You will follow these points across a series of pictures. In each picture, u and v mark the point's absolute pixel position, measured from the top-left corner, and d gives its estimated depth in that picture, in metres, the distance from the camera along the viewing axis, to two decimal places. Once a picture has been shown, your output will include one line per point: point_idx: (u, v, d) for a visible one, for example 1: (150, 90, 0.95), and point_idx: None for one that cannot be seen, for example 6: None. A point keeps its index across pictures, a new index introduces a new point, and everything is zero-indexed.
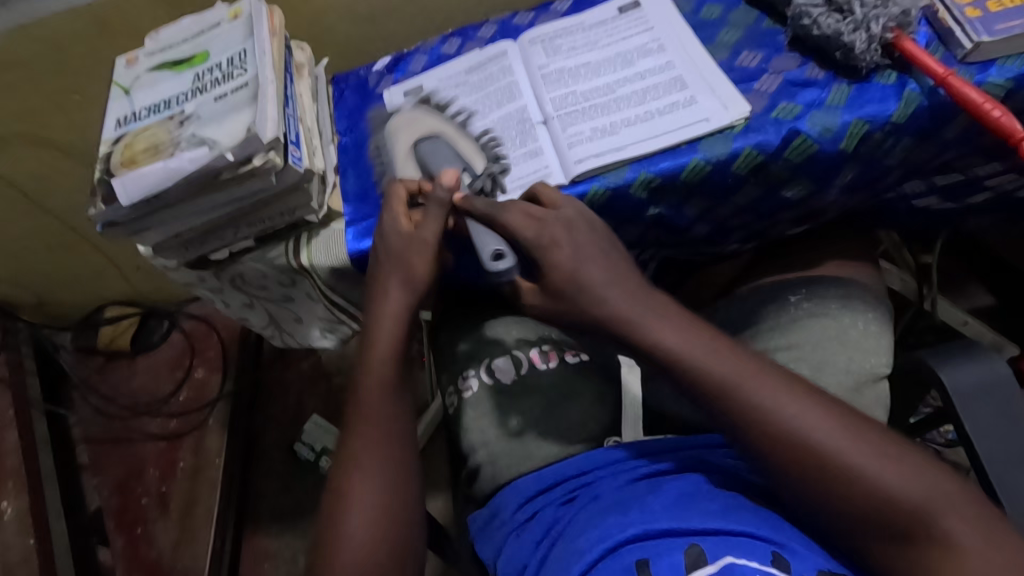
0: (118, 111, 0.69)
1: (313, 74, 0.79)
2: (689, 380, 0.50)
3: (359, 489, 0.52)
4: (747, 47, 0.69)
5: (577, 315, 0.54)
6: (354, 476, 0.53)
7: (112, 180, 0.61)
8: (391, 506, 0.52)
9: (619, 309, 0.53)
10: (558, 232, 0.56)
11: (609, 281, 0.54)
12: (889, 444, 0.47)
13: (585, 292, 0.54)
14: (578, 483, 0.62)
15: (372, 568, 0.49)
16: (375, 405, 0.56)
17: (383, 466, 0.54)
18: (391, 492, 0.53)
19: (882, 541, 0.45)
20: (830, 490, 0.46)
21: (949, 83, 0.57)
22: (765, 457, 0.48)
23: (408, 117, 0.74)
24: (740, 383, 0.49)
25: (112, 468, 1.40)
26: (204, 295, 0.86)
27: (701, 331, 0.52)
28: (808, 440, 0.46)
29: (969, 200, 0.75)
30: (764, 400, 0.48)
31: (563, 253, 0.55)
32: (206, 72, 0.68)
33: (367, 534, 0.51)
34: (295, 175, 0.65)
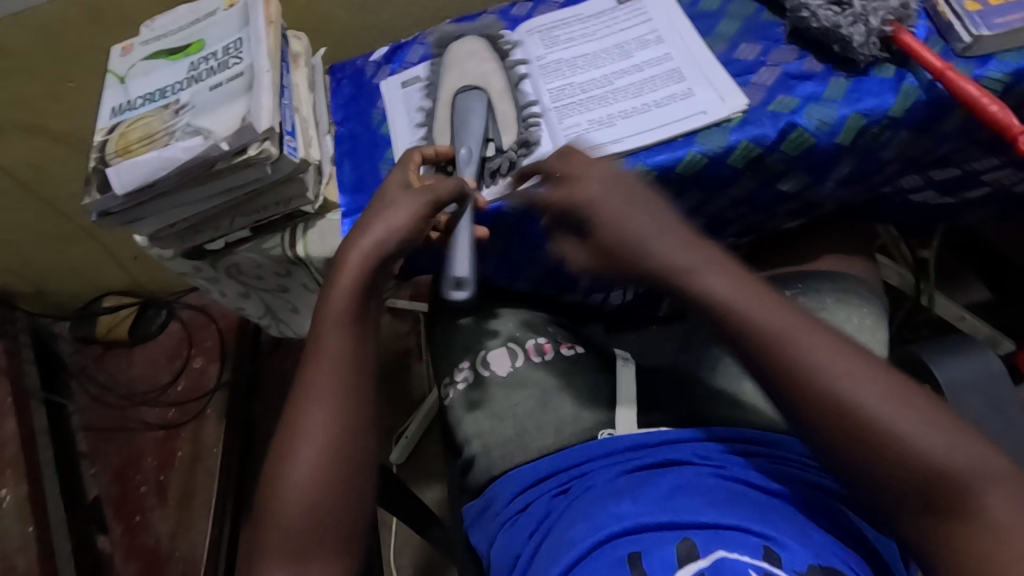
0: (113, 100, 0.69)
1: (310, 64, 0.79)
2: (734, 327, 0.48)
3: (313, 424, 0.52)
4: (745, 39, 0.68)
5: (622, 268, 0.55)
6: (311, 410, 0.52)
7: (106, 170, 0.61)
8: (341, 464, 0.51)
9: (669, 261, 0.52)
10: (596, 191, 0.55)
11: (660, 232, 0.53)
12: (938, 411, 0.44)
13: (635, 247, 0.53)
14: (572, 475, 0.62)
15: (308, 509, 0.49)
16: (340, 346, 0.54)
17: (340, 423, 0.52)
18: (342, 448, 0.51)
19: (919, 510, 0.43)
20: (864, 453, 0.44)
21: (947, 78, 0.57)
22: (798, 415, 0.46)
23: (467, 68, 0.73)
24: (787, 334, 0.47)
25: (111, 456, 1.41)
26: (201, 285, 0.86)
27: (751, 285, 0.50)
28: (846, 398, 0.44)
29: (966, 195, 0.75)
30: (810, 354, 0.46)
31: (613, 212, 0.54)
32: (201, 61, 0.68)
33: (314, 490, 0.50)
34: (290, 165, 0.65)
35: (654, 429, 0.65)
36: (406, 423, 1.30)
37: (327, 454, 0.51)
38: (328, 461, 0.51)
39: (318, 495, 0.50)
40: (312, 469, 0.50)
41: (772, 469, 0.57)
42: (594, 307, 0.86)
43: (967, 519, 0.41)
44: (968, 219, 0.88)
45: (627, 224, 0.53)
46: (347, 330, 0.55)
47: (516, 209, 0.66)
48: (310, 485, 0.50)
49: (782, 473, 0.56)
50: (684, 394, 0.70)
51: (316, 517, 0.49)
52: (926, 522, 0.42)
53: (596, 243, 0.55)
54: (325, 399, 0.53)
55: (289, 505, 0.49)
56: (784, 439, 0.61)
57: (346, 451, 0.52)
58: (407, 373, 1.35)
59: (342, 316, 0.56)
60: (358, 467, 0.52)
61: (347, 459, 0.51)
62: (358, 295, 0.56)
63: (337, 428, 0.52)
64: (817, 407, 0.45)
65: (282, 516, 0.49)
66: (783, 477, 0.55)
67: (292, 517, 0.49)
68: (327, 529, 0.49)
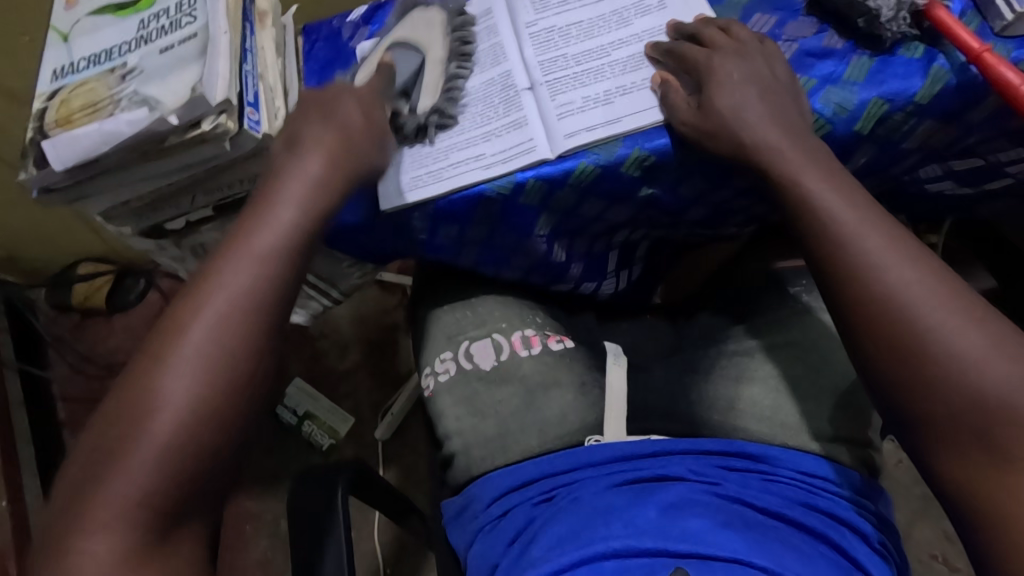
0: (54, 61, 0.62)
1: (278, 24, 0.71)
2: (812, 221, 0.50)
3: (184, 347, 0.46)
4: (760, 9, 0.61)
5: (723, 142, 0.54)
6: (186, 329, 0.46)
7: (43, 142, 0.55)
8: (201, 408, 0.45)
9: (765, 133, 0.53)
10: (731, 59, 0.56)
11: (768, 116, 0.54)
12: (1001, 334, 0.43)
13: (737, 117, 0.54)
14: (556, 484, 0.59)
15: (160, 440, 0.43)
16: (246, 279, 0.48)
17: (223, 364, 0.46)
18: (218, 399, 0.45)
19: (963, 439, 0.42)
20: (911, 369, 0.44)
21: (984, 61, 0.51)
22: (854, 315, 0.47)
23: (417, 31, 0.66)
24: (857, 234, 0.48)
25: (89, 428, 1.37)
26: (166, 263, 0.80)
27: (848, 185, 0.51)
28: (905, 307, 0.45)
29: (986, 186, 0.68)
30: (873, 256, 0.47)
31: (727, 84, 0.55)
32: (152, 19, 0.61)
33: (166, 425, 0.43)
34: (252, 142, 0.59)
35: (643, 438, 0.62)
36: (392, 400, 1.27)
37: (198, 397, 0.45)
38: (198, 403, 0.45)
39: (172, 444, 0.43)
40: (175, 407, 0.44)
41: (782, 489, 0.55)
42: (587, 296, 0.81)
43: (1007, 462, 0.40)
44: (984, 210, 0.82)
45: (740, 102, 0.54)
46: (265, 263, 0.49)
47: (503, 192, 0.60)
48: (167, 428, 0.43)
49: (778, 497, 0.53)
50: (677, 396, 0.66)
51: (168, 474, 0.43)
52: (971, 461, 0.42)
53: (709, 103, 0.55)
54: (213, 326, 0.46)
55: (139, 447, 0.43)
56: (804, 456, 0.58)
57: (222, 399, 0.46)
58: (392, 350, 1.31)
59: (263, 248, 0.50)
60: (231, 420, 0.46)
61: (223, 407, 0.45)
62: (286, 234, 0.51)
63: (218, 368, 0.46)
64: (872, 310, 0.46)
65: (132, 450, 0.42)
66: (781, 500, 0.53)
67: (141, 463, 0.42)
68: (175, 482, 0.43)
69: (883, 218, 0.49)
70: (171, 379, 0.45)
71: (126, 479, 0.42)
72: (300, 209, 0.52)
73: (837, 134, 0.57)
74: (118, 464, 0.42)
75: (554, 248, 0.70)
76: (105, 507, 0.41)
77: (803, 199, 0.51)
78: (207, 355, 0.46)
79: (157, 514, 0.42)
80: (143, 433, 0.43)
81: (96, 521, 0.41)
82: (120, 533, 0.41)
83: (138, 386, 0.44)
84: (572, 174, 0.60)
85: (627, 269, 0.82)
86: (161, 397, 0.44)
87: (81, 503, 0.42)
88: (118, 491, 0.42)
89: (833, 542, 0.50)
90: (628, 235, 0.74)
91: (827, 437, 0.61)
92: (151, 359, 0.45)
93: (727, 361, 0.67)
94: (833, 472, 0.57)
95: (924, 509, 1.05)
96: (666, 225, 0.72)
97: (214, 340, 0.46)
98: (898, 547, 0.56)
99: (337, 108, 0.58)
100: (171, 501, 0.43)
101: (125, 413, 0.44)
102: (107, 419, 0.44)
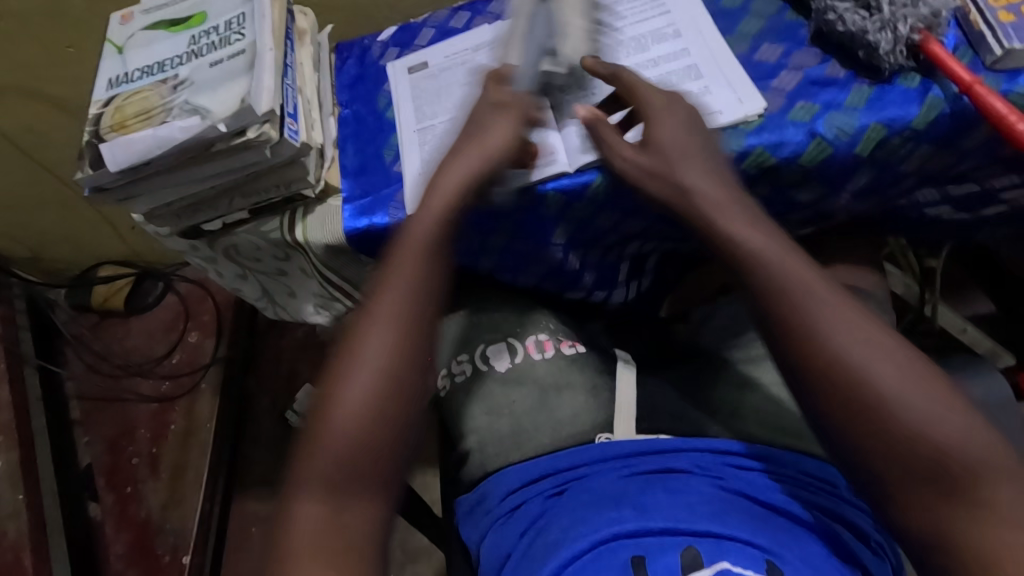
0: (109, 71, 0.67)
1: (316, 42, 0.77)
2: (764, 277, 0.52)
3: (366, 347, 0.53)
4: (768, 40, 0.66)
5: (663, 185, 0.57)
6: (362, 337, 0.53)
7: (101, 146, 0.60)
8: (385, 398, 0.52)
9: (708, 189, 0.56)
10: (667, 100, 0.60)
11: (710, 172, 0.57)
12: (944, 389, 0.46)
13: (677, 165, 0.57)
14: (568, 477, 0.62)
15: (357, 428, 0.51)
16: (402, 272, 0.56)
17: (399, 357, 0.53)
18: (390, 389, 0.52)
19: (913, 482, 0.44)
20: (864, 425, 0.46)
21: (975, 92, 0.54)
22: (803, 374, 0.49)
23: None
24: (800, 292, 0.50)
25: (104, 426, 1.40)
26: (195, 264, 0.83)
27: (790, 246, 0.53)
28: (846, 357, 0.47)
29: (983, 211, 0.71)
30: (819, 316, 0.49)
31: (667, 122, 0.59)
32: (203, 35, 0.66)
33: (361, 412, 0.51)
34: (291, 150, 0.63)
35: (651, 437, 0.64)
36: None
37: (370, 400, 0.51)
38: (374, 398, 0.51)
39: (357, 433, 0.51)
40: (354, 405, 0.51)
41: (786, 483, 0.58)
42: (597, 304, 0.84)
43: (969, 506, 0.42)
44: (980, 235, 0.86)
45: (682, 149, 0.58)
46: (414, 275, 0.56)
47: (520, 202, 0.65)
48: (352, 421, 0.51)
49: (780, 492, 0.56)
50: (685, 400, 0.69)
51: (358, 448, 0.50)
52: (933, 509, 0.44)
53: (653, 143, 0.58)
54: (379, 338, 0.53)
55: (332, 439, 0.50)
56: (803, 457, 0.61)
57: (390, 390, 0.52)
58: None
59: (409, 260, 0.56)
60: (400, 396, 0.52)
61: (391, 401, 0.52)
62: (421, 246, 0.57)
63: (388, 371, 0.52)
64: (810, 357, 0.48)
65: (328, 436, 0.50)
66: (784, 493, 0.56)
67: (334, 452, 0.50)
68: (363, 464, 0.50)
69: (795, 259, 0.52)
70: (350, 386, 0.52)
71: (327, 456, 0.50)
72: (431, 219, 0.57)
73: (785, 160, 0.61)
74: (317, 450, 0.50)
75: (569, 257, 0.74)
76: (313, 480, 0.49)
77: (754, 257, 0.52)
78: (379, 358, 0.52)
79: (336, 488, 0.49)
80: (332, 425, 0.51)
81: (307, 496, 0.49)
82: (318, 504, 0.49)
83: (332, 392, 0.52)
84: (589, 187, 0.64)
85: (638, 280, 0.86)
86: (347, 396, 0.51)
87: (297, 488, 0.50)
88: (320, 467, 0.50)
89: (831, 535, 0.53)
90: (639, 247, 0.78)
91: None
92: (335, 372, 0.53)
93: (733, 368, 0.70)
94: (833, 474, 0.60)
95: None
96: (675, 237, 0.76)
97: (385, 344, 0.53)
98: (893, 545, 0.58)
99: (512, 100, 0.60)
100: (357, 471, 0.50)
101: (314, 416, 0.52)
102: (305, 429, 0.52)
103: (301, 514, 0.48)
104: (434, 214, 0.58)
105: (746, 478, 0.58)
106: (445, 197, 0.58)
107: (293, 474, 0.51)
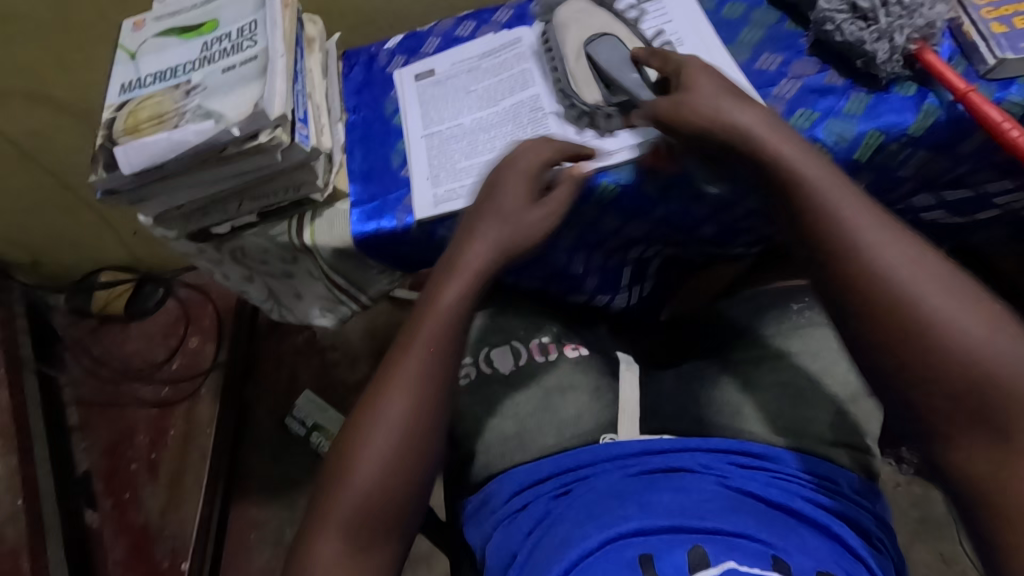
0: (122, 76, 0.68)
1: (324, 49, 0.78)
2: (805, 206, 0.51)
3: (393, 409, 0.55)
4: (768, 49, 0.68)
5: (703, 120, 0.55)
6: (387, 399, 0.55)
7: (114, 148, 0.61)
8: (404, 463, 0.54)
9: (750, 126, 0.54)
10: (686, 61, 0.59)
11: (749, 111, 0.55)
12: (990, 310, 0.46)
13: (713, 107, 0.55)
14: (573, 477, 0.63)
15: (381, 491, 0.53)
16: (432, 340, 0.57)
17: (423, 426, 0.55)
18: (412, 455, 0.54)
19: (954, 410, 0.45)
20: (908, 352, 0.46)
21: (970, 99, 0.56)
22: (850, 296, 0.49)
23: (585, 22, 0.69)
24: (844, 215, 0.50)
25: (103, 431, 1.40)
26: (203, 268, 0.83)
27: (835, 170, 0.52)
28: (896, 282, 0.47)
29: (976, 216, 0.73)
30: (866, 241, 0.49)
31: (699, 76, 0.57)
32: (215, 42, 0.67)
33: (381, 473, 0.53)
34: (302, 154, 0.64)
35: (656, 437, 0.65)
36: None
37: (389, 462, 0.53)
38: (394, 460, 0.53)
39: (377, 491, 0.53)
40: (375, 464, 0.53)
41: (791, 484, 0.58)
42: (599, 308, 0.86)
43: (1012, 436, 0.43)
44: (973, 241, 0.89)
45: (713, 92, 0.56)
46: (435, 353, 0.56)
47: None
48: (372, 481, 0.53)
49: (785, 492, 0.57)
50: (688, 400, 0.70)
51: (375, 504, 0.52)
52: (979, 443, 0.44)
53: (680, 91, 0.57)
54: (406, 401, 0.55)
55: (351, 492, 0.52)
56: (809, 458, 0.62)
57: (409, 455, 0.54)
58: None
59: (434, 328, 0.57)
60: (420, 462, 0.55)
61: (409, 464, 0.54)
62: (452, 318, 0.57)
63: (407, 439, 0.54)
64: (862, 281, 0.48)
65: (350, 490, 0.52)
66: (787, 493, 0.57)
67: (353, 506, 0.52)
68: (378, 521, 0.52)
69: (845, 188, 0.51)
70: (373, 445, 0.54)
71: (345, 506, 0.52)
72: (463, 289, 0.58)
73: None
74: (337, 501, 0.52)
75: (573, 260, 0.76)
76: (332, 526, 0.51)
77: (795, 185, 0.52)
78: (403, 421, 0.54)
79: (353, 537, 0.52)
80: (357, 477, 0.53)
81: (326, 540, 0.51)
82: (336, 549, 0.51)
83: (355, 446, 0.54)
84: (594, 192, 0.65)
85: (639, 285, 0.87)
86: (369, 454, 0.53)
87: (314, 532, 0.52)
88: (339, 514, 0.52)
89: (835, 533, 0.54)
90: (641, 251, 0.79)
91: (827, 441, 0.64)
92: (359, 429, 0.55)
93: (735, 370, 0.71)
94: (835, 473, 0.61)
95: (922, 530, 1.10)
96: (677, 241, 0.77)
97: (410, 410, 0.55)
98: (895, 544, 0.59)
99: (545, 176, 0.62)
100: (373, 526, 0.52)
101: (336, 464, 0.54)
102: (326, 474, 0.54)
103: (320, 556, 0.51)
104: (460, 283, 0.58)
105: (751, 478, 0.59)
106: (473, 274, 0.59)
107: (313, 519, 0.53)
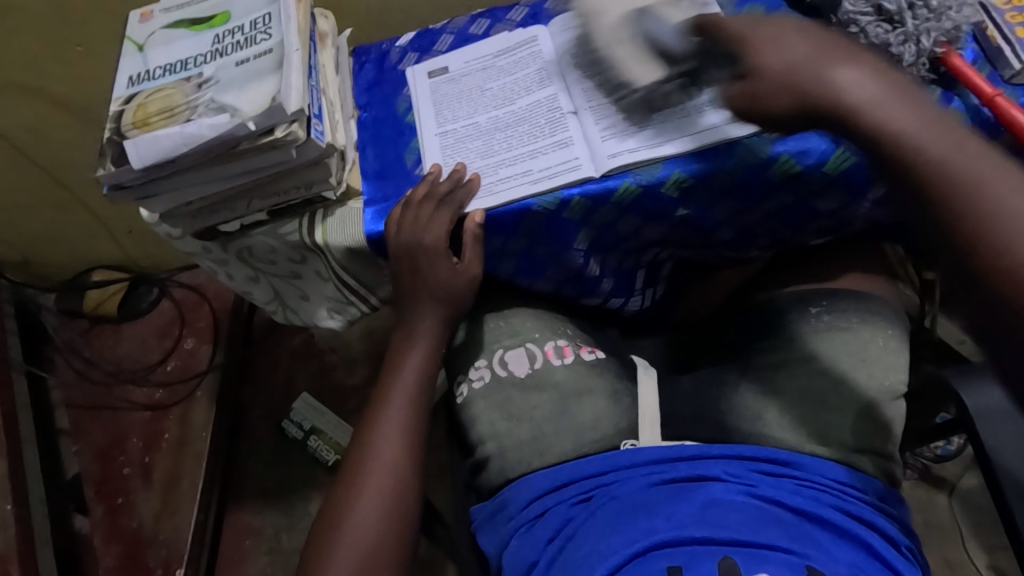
0: (129, 68, 0.66)
1: (335, 45, 0.77)
2: (925, 176, 0.45)
3: (377, 459, 0.62)
4: None
5: (792, 95, 0.50)
6: (369, 451, 0.63)
7: (124, 142, 0.59)
8: (395, 504, 0.61)
9: (868, 95, 0.48)
10: (770, 30, 0.53)
11: (862, 79, 0.48)
12: None
13: (809, 76, 0.50)
14: (594, 484, 0.61)
15: (375, 531, 0.59)
16: (399, 397, 0.66)
17: (407, 470, 0.63)
18: (402, 494, 0.61)
19: None
20: None
21: (997, 103, 0.56)
22: (981, 269, 0.43)
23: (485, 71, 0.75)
24: (972, 175, 0.44)
25: (94, 435, 1.36)
26: (206, 267, 0.81)
27: (951, 126, 0.47)
28: (1006, 224, 0.43)
29: None
30: (999, 199, 0.43)
31: (780, 42, 0.52)
32: (227, 34, 0.65)
33: (375, 516, 0.59)
34: (316, 151, 0.62)
35: (678, 443, 0.64)
36: None
37: (384, 506, 0.60)
38: (385, 503, 0.60)
39: (375, 533, 0.58)
40: (370, 510, 0.59)
41: (815, 491, 0.58)
42: (614, 310, 0.85)
43: None
44: None
45: (794, 59, 0.50)
46: (409, 406, 0.66)
47: (548, 207, 0.65)
48: (365, 537, 0.58)
49: (812, 499, 0.56)
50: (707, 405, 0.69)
51: (372, 545, 0.58)
52: None
53: (760, 66, 0.52)
54: (387, 451, 0.63)
55: (349, 540, 0.58)
56: (834, 464, 0.61)
57: (398, 495, 0.61)
58: None
59: (403, 385, 0.67)
60: (407, 500, 0.61)
61: (397, 503, 0.61)
62: (414, 376, 0.68)
63: (396, 481, 0.62)
64: (958, 225, 0.44)
65: (349, 537, 0.58)
66: (813, 500, 0.56)
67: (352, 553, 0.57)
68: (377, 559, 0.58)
69: (961, 137, 0.46)
70: (366, 494, 0.60)
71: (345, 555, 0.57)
72: (424, 352, 0.69)
73: (808, 168, 0.63)
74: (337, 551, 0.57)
75: (590, 262, 0.74)
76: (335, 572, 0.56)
77: (908, 154, 0.46)
78: (386, 468, 0.62)
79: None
80: (353, 525, 0.59)
81: None
82: None
83: (348, 498, 0.60)
84: (616, 192, 0.64)
85: (652, 288, 0.86)
86: (362, 502, 0.60)
87: None
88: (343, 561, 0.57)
89: (863, 540, 0.54)
90: (656, 253, 0.78)
91: (849, 447, 0.63)
92: (350, 484, 0.61)
93: (754, 374, 0.70)
94: (858, 479, 0.60)
95: (928, 536, 1.10)
96: (694, 244, 0.76)
97: (394, 457, 0.63)
98: (920, 551, 0.59)
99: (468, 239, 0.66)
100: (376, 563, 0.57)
101: (331, 519, 0.60)
102: (323, 531, 0.59)
103: None
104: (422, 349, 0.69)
105: (775, 484, 0.58)
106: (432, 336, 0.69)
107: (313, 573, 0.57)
